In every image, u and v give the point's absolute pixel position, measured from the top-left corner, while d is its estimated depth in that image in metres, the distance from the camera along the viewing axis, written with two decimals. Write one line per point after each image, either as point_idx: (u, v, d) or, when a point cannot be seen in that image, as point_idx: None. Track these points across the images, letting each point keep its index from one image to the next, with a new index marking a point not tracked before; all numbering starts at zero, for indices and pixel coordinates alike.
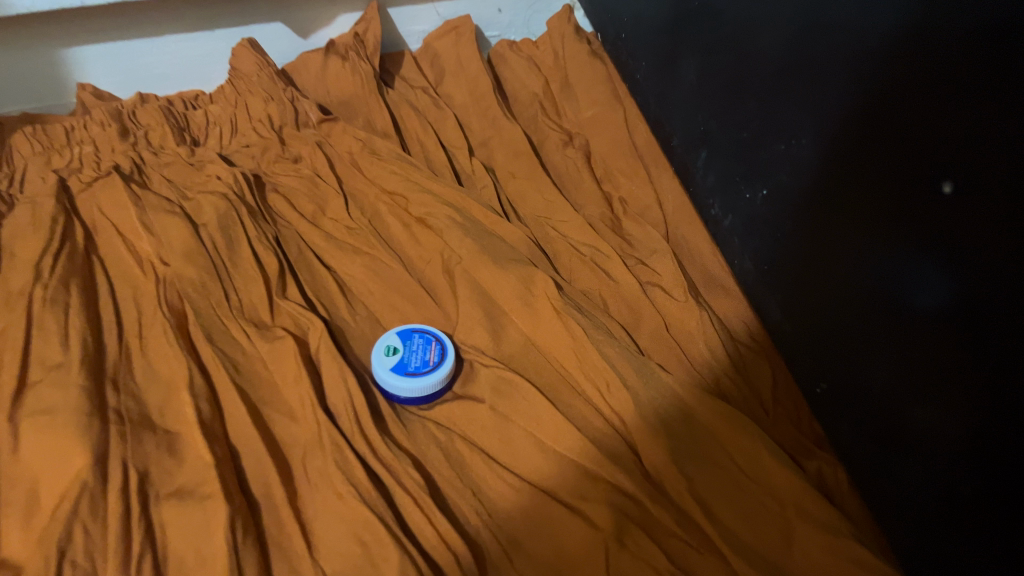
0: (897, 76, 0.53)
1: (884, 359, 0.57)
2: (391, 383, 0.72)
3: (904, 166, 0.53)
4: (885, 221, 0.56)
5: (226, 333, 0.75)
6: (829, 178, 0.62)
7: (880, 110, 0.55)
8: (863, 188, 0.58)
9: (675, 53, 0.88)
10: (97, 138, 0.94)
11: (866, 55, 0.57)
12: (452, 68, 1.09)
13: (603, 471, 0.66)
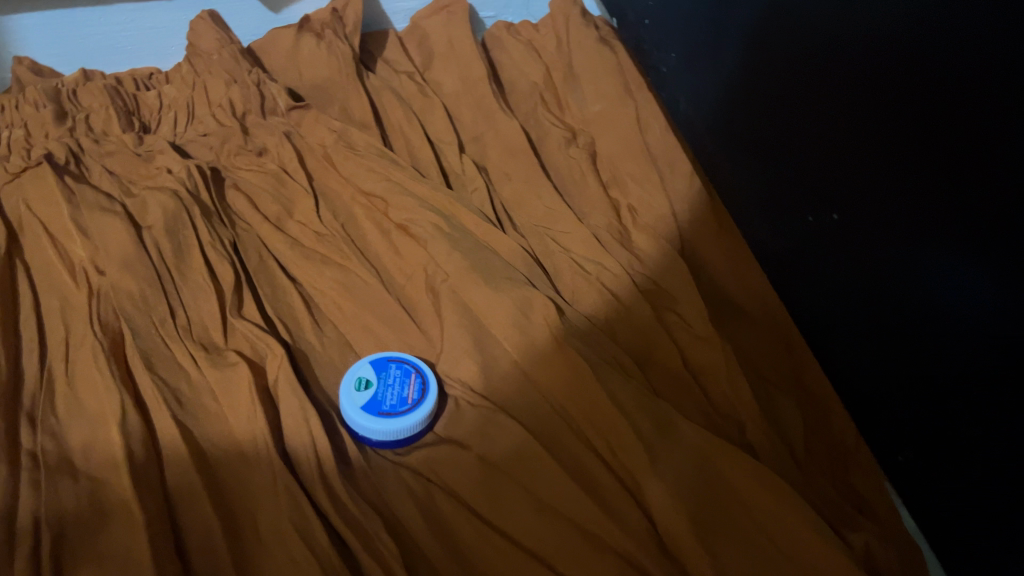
0: (961, 82, 0.45)
1: (978, 419, 0.47)
2: (360, 424, 0.60)
3: (977, 190, 0.44)
4: (958, 257, 0.47)
5: (162, 359, 0.62)
6: (893, 197, 0.52)
7: (944, 122, 0.46)
8: (927, 216, 0.49)
9: (713, 42, 0.76)
10: (29, 120, 0.83)
11: (919, 60, 0.48)
12: (442, 50, 0.97)
13: (609, 536, 0.54)
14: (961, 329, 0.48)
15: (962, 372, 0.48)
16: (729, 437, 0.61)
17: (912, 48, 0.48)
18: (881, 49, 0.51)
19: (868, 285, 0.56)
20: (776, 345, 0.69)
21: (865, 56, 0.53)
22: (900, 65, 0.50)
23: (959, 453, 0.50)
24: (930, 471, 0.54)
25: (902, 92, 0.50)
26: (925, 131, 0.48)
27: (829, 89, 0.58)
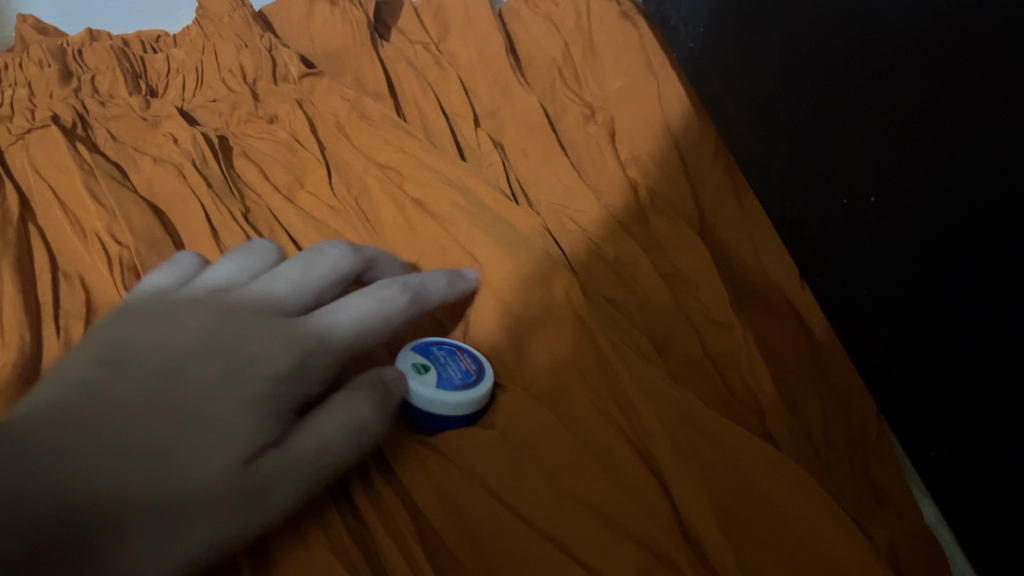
0: (1000, 59, 0.43)
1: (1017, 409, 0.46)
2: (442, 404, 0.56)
3: (1014, 171, 0.43)
4: (994, 242, 0.45)
5: None
6: (928, 180, 0.50)
7: (981, 101, 0.45)
8: (963, 198, 0.47)
9: (750, 17, 0.72)
10: (34, 79, 0.81)
11: (959, 37, 0.46)
12: (458, 20, 0.94)
13: (628, 519, 0.52)
14: (1002, 314, 0.45)
15: (1002, 359, 0.46)
16: (748, 426, 0.59)
17: (962, 15, 0.46)
18: (924, 17, 0.49)
19: (904, 271, 0.54)
20: (799, 337, 0.67)
21: (907, 26, 0.51)
22: (942, 35, 0.47)
23: (997, 447, 0.49)
24: (963, 466, 0.53)
25: (943, 64, 0.47)
26: (966, 103, 0.46)
27: (866, 64, 0.55)
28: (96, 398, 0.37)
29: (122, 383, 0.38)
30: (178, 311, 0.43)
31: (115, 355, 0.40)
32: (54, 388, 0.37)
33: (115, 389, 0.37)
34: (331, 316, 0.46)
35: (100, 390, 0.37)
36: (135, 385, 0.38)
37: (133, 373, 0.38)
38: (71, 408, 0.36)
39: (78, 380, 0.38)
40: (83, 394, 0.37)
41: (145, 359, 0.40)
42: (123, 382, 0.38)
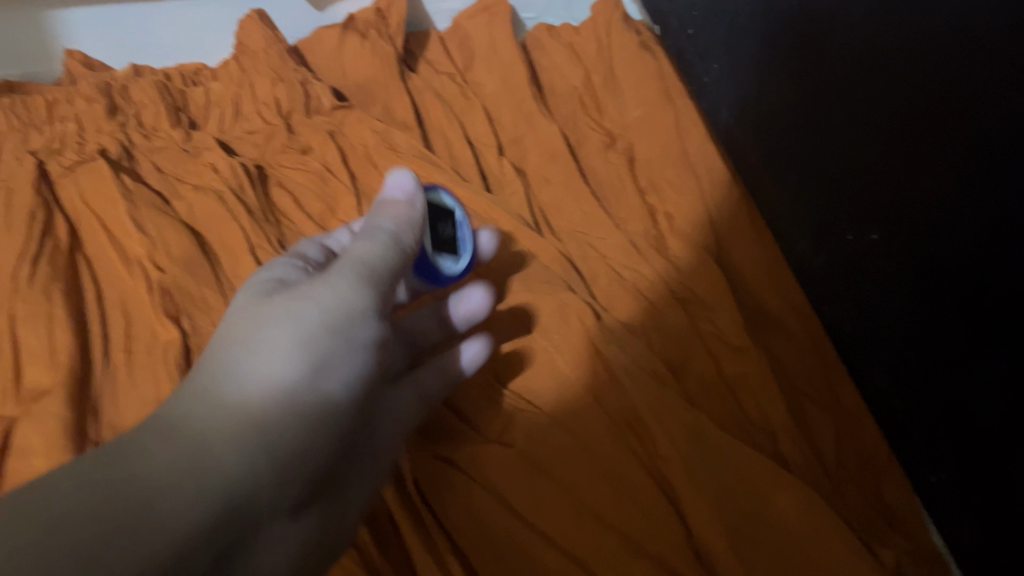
0: (990, 104, 0.45)
1: (1012, 439, 0.48)
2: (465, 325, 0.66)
3: (1006, 213, 0.45)
4: (988, 279, 0.47)
5: None
6: (927, 219, 0.52)
7: (974, 143, 0.47)
8: (960, 236, 0.49)
9: (760, 53, 0.74)
10: (81, 114, 0.85)
11: (953, 81, 0.48)
12: (483, 51, 0.98)
13: (646, 539, 0.55)
14: (989, 352, 0.48)
15: (992, 393, 0.49)
16: (761, 448, 0.62)
17: (952, 69, 0.48)
18: (918, 68, 0.51)
19: (903, 304, 0.57)
20: (812, 360, 0.69)
21: (905, 75, 0.53)
22: (936, 79, 0.50)
23: (995, 475, 0.50)
24: (965, 490, 0.55)
25: (937, 115, 0.50)
26: (958, 154, 0.49)
27: (868, 107, 0.58)
28: (191, 545, 0.33)
29: (197, 495, 0.34)
30: (245, 412, 0.38)
31: (183, 466, 0.34)
32: (104, 508, 0.31)
33: (191, 515, 0.33)
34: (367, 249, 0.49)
35: (182, 513, 0.33)
36: (205, 494, 0.34)
37: (202, 484, 0.34)
38: (175, 567, 0.32)
39: (125, 503, 0.32)
40: (180, 529, 0.32)
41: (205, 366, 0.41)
42: (202, 502, 0.34)
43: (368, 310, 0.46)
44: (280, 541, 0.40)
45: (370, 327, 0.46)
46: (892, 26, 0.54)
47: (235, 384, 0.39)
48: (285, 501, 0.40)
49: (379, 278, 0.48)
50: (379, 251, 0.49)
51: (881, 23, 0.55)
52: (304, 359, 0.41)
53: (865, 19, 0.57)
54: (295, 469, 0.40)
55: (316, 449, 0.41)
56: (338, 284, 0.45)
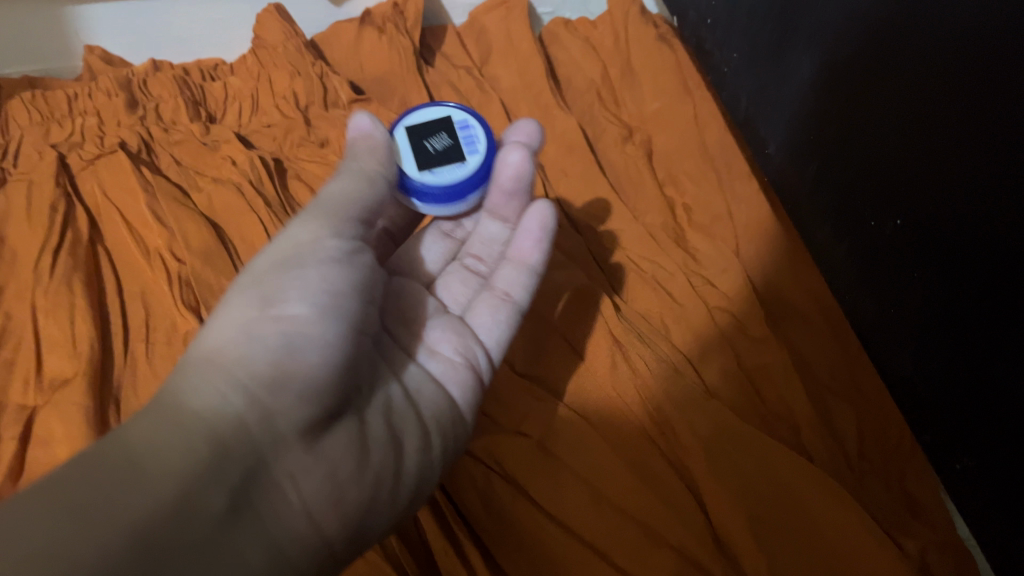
0: (1011, 80, 0.45)
1: None
2: (547, 212, 0.60)
3: None
4: (1012, 259, 0.47)
5: None
6: (949, 201, 0.52)
7: (996, 120, 0.46)
8: (983, 217, 0.49)
9: (780, 44, 0.73)
10: (102, 108, 0.86)
11: (971, 59, 0.48)
12: (500, 44, 0.98)
13: (666, 530, 0.54)
14: (1012, 337, 0.48)
15: (1016, 377, 0.48)
16: (782, 439, 0.61)
17: (973, 53, 0.48)
18: (937, 52, 0.51)
19: (925, 289, 0.56)
20: (833, 350, 0.68)
21: (924, 57, 0.52)
22: (954, 58, 0.49)
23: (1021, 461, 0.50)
24: (990, 480, 0.54)
25: (957, 99, 0.50)
26: (980, 137, 0.48)
27: (887, 90, 0.57)
28: (157, 515, 0.31)
29: (158, 475, 0.32)
30: (194, 399, 0.37)
31: (137, 451, 0.33)
32: (70, 492, 0.30)
33: (149, 493, 0.31)
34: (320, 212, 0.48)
35: (140, 490, 0.31)
36: (165, 475, 0.33)
37: (157, 464, 0.33)
38: (142, 533, 0.30)
39: (88, 482, 0.31)
40: (142, 505, 0.31)
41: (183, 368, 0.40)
42: (162, 480, 0.32)
43: (316, 271, 0.45)
44: (278, 512, 0.38)
45: (323, 282, 0.44)
46: (910, 9, 0.53)
47: (182, 383, 0.38)
48: (265, 470, 0.38)
49: (323, 238, 0.46)
50: (320, 212, 0.48)
51: (902, 7, 0.54)
52: (248, 339, 0.41)
53: (886, 3, 0.56)
54: (263, 439, 0.38)
55: (287, 412, 0.39)
56: (272, 265, 0.45)
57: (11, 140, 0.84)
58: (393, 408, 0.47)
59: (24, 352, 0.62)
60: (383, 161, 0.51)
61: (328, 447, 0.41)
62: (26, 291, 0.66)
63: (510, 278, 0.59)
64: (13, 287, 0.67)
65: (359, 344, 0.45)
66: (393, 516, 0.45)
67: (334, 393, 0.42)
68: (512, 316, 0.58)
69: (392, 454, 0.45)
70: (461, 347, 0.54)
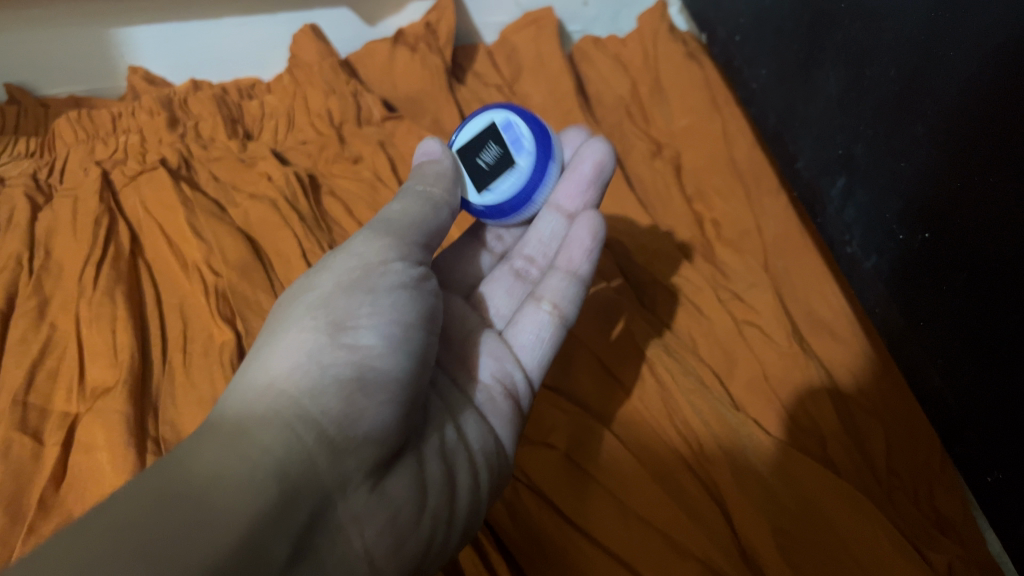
0: None
1: None
2: (597, 219, 0.59)
3: None
4: None
5: None
6: (974, 210, 0.52)
7: (1014, 126, 0.47)
8: (1010, 224, 0.48)
9: (806, 61, 0.74)
10: (144, 126, 0.88)
11: (994, 68, 0.48)
12: (531, 63, 0.99)
13: (692, 541, 0.54)
14: None
15: None
16: (809, 452, 0.61)
17: (1000, 67, 0.48)
18: (964, 63, 0.51)
19: (956, 309, 0.56)
20: (862, 365, 0.68)
21: (952, 68, 0.53)
22: (980, 66, 0.50)
23: None
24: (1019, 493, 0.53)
25: (984, 113, 0.50)
26: (1001, 150, 0.48)
27: (915, 103, 0.58)
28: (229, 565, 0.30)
29: (230, 512, 0.31)
30: (265, 433, 0.36)
31: (207, 489, 0.32)
32: (135, 543, 0.29)
33: (221, 540, 0.30)
34: (379, 239, 0.48)
35: (213, 539, 0.30)
36: (236, 517, 0.31)
37: (229, 506, 0.32)
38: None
39: (158, 517, 0.30)
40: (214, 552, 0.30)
41: (246, 394, 0.39)
42: (234, 524, 0.31)
43: (383, 301, 0.45)
44: (341, 556, 0.37)
45: (388, 314, 0.44)
46: (935, 22, 0.54)
47: (252, 415, 0.38)
48: (330, 514, 0.37)
49: (388, 264, 0.47)
50: (385, 238, 0.48)
51: (931, 23, 0.54)
52: (319, 371, 0.40)
53: (914, 19, 0.56)
54: (331, 480, 0.37)
55: (356, 452, 0.39)
56: (339, 290, 0.44)
57: (57, 158, 0.86)
58: (445, 441, 0.47)
59: (67, 362, 0.64)
60: (449, 186, 0.54)
61: (389, 489, 0.41)
62: (71, 302, 0.68)
63: (556, 289, 0.58)
64: (57, 300, 0.69)
65: (420, 379, 0.45)
66: (443, 554, 0.46)
67: (396, 433, 0.42)
68: (558, 328, 0.58)
69: (445, 494, 0.45)
70: (502, 367, 0.55)
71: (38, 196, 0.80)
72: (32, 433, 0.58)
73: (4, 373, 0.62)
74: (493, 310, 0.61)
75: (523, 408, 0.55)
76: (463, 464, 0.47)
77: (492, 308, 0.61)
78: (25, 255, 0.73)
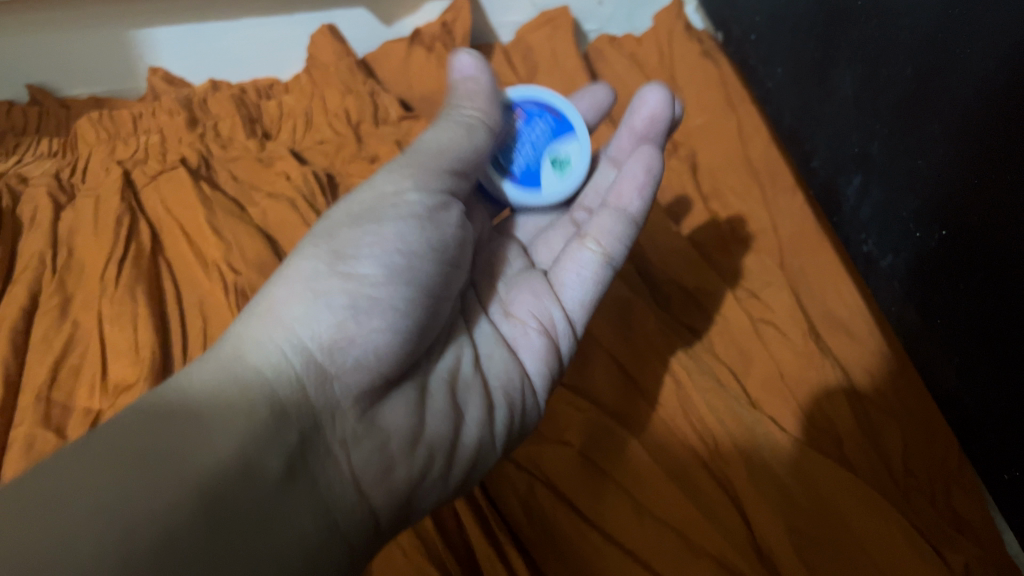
0: None
1: None
2: (652, 157, 0.56)
3: None
4: None
5: None
6: (987, 200, 0.52)
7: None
8: (1017, 205, 0.49)
9: (823, 60, 0.73)
10: (164, 127, 0.89)
11: (1006, 63, 0.49)
12: (546, 63, 1.00)
13: (709, 541, 0.54)
14: None
15: None
16: (826, 452, 0.61)
17: (1015, 62, 0.48)
18: (978, 60, 0.52)
19: (970, 306, 0.56)
20: (879, 363, 0.68)
21: (966, 65, 0.53)
22: (994, 62, 0.50)
23: None
24: None
25: (998, 108, 0.50)
26: (1014, 144, 0.48)
27: (930, 100, 0.58)
28: (218, 476, 0.33)
29: (216, 434, 0.34)
30: (256, 355, 0.38)
31: (200, 404, 0.35)
32: (134, 449, 0.32)
33: (201, 455, 0.33)
34: (392, 165, 0.48)
35: (206, 451, 0.33)
36: (224, 430, 0.34)
37: (220, 421, 0.34)
38: (205, 493, 0.32)
39: (149, 432, 0.33)
40: (203, 466, 0.32)
41: (244, 314, 0.41)
42: (221, 435, 0.34)
43: (390, 231, 0.44)
44: (331, 480, 0.39)
45: (395, 244, 0.44)
46: (949, 20, 0.54)
47: (245, 337, 0.39)
48: (319, 438, 0.39)
49: (404, 196, 0.46)
50: (405, 168, 0.48)
51: (946, 21, 0.55)
52: (312, 297, 0.41)
53: (931, 17, 0.56)
54: (317, 403, 0.39)
55: (343, 377, 0.40)
56: (348, 219, 0.45)
57: (79, 159, 0.88)
58: (456, 377, 0.48)
59: (89, 360, 0.65)
60: (486, 106, 0.52)
61: (381, 418, 0.42)
62: (93, 301, 0.69)
63: (601, 225, 0.56)
64: (79, 298, 0.70)
65: (424, 310, 0.45)
66: (442, 493, 0.46)
67: (392, 363, 0.42)
68: (604, 270, 0.56)
69: (446, 428, 0.45)
70: (540, 305, 0.54)
71: (61, 195, 0.81)
72: (56, 430, 0.59)
73: (29, 372, 0.63)
74: (547, 253, 0.61)
75: (563, 353, 0.55)
76: (476, 404, 0.48)
77: (546, 249, 0.61)
78: (48, 254, 0.74)
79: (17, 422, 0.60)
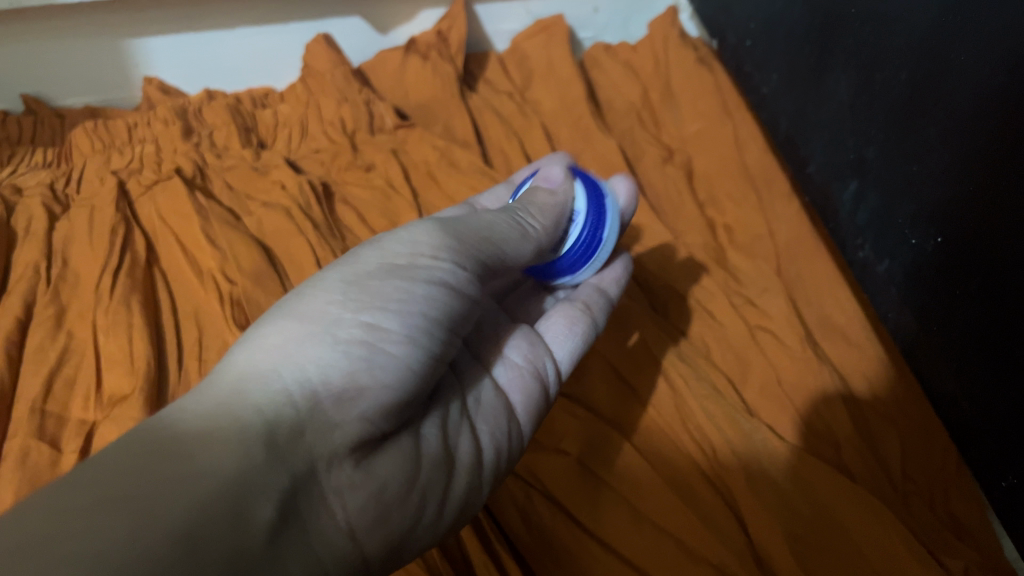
0: None
1: None
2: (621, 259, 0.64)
3: None
4: None
5: None
6: (983, 207, 0.52)
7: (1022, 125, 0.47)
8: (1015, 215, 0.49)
9: (818, 66, 0.73)
10: (159, 136, 0.89)
11: (1004, 71, 0.49)
12: (541, 71, 1.00)
13: (708, 549, 0.54)
14: None
15: None
16: (823, 458, 0.61)
17: (1011, 70, 0.48)
18: (973, 67, 0.52)
19: (967, 312, 0.56)
20: (878, 370, 0.67)
21: (961, 72, 0.53)
22: (990, 67, 0.50)
23: None
24: None
25: (994, 115, 0.50)
26: (1011, 150, 0.48)
27: (927, 107, 0.58)
28: (208, 523, 0.32)
29: (211, 475, 0.33)
30: (264, 393, 0.37)
31: (198, 444, 0.34)
32: (121, 490, 0.31)
33: (193, 496, 0.32)
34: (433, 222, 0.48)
35: (192, 492, 0.32)
36: (217, 474, 0.33)
37: (215, 463, 0.34)
38: (192, 539, 0.31)
39: (145, 470, 0.32)
40: (193, 509, 0.32)
41: (263, 349, 0.40)
42: (211, 481, 0.33)
43: (417, 293, 0.44)
44: (321, 530, 0.38)
45: (418, 306, 0.43)
46: (944, 26, 0.54)
47: (256, 372, 0.38)
48: (313, 484, 0.38)
49: (437, 260, 0.46)
50: (445, 230, 0.47)
51: (940, 27, 0.55)
52: (329, 346, 0.40)
53: (925, 23, 0.56)
54: (317, 450, 0.38)
55: (348, 428, 0.39)
56: (379, 271, 0.44)
57: (73, 168, 0.87)
58: (449, 420, 0.47)
59: (84, 370, 0.65)
60: (548, 223, 0.53)
61: (378, 467, 0.41)
62: (87, 311, 0.69)
63: (589, 294, 0.60)
64: (74, 308, 0.70)
65: (432, 370, 0.44)
66: (428, 540, 0.45)
67: (393, 416, 0.41)
68: (588, 331, 0.58)
69: (438, 479, 0.44)
70: (534, 351, 0.55)
71: (55, 205, 0.81)
72: (50, 440, 0.59)
73: (24, 382, 0.63)
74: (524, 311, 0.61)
75: (550, 395, 0.55)
76: (467, 449, 0.47)
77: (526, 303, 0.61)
78: (42, 265, 0.74)
79: (11, 433, 0.59)
